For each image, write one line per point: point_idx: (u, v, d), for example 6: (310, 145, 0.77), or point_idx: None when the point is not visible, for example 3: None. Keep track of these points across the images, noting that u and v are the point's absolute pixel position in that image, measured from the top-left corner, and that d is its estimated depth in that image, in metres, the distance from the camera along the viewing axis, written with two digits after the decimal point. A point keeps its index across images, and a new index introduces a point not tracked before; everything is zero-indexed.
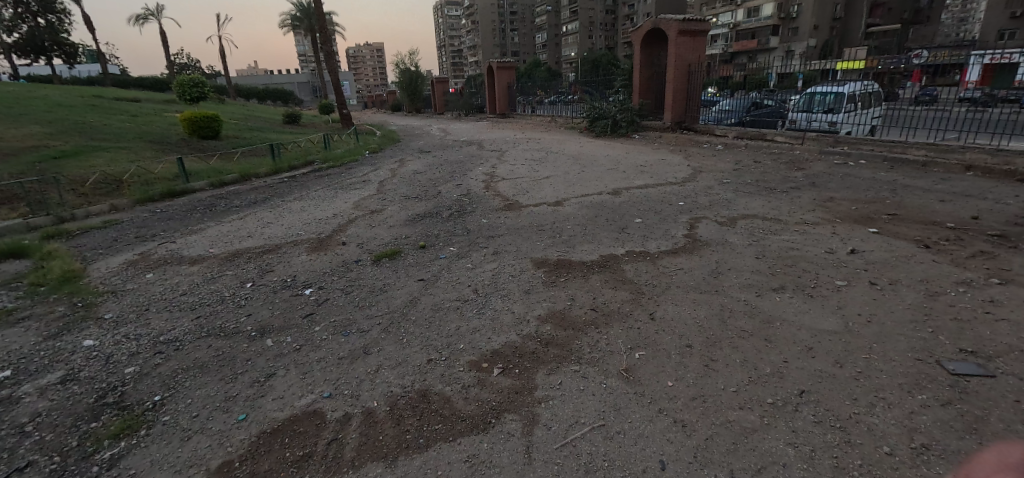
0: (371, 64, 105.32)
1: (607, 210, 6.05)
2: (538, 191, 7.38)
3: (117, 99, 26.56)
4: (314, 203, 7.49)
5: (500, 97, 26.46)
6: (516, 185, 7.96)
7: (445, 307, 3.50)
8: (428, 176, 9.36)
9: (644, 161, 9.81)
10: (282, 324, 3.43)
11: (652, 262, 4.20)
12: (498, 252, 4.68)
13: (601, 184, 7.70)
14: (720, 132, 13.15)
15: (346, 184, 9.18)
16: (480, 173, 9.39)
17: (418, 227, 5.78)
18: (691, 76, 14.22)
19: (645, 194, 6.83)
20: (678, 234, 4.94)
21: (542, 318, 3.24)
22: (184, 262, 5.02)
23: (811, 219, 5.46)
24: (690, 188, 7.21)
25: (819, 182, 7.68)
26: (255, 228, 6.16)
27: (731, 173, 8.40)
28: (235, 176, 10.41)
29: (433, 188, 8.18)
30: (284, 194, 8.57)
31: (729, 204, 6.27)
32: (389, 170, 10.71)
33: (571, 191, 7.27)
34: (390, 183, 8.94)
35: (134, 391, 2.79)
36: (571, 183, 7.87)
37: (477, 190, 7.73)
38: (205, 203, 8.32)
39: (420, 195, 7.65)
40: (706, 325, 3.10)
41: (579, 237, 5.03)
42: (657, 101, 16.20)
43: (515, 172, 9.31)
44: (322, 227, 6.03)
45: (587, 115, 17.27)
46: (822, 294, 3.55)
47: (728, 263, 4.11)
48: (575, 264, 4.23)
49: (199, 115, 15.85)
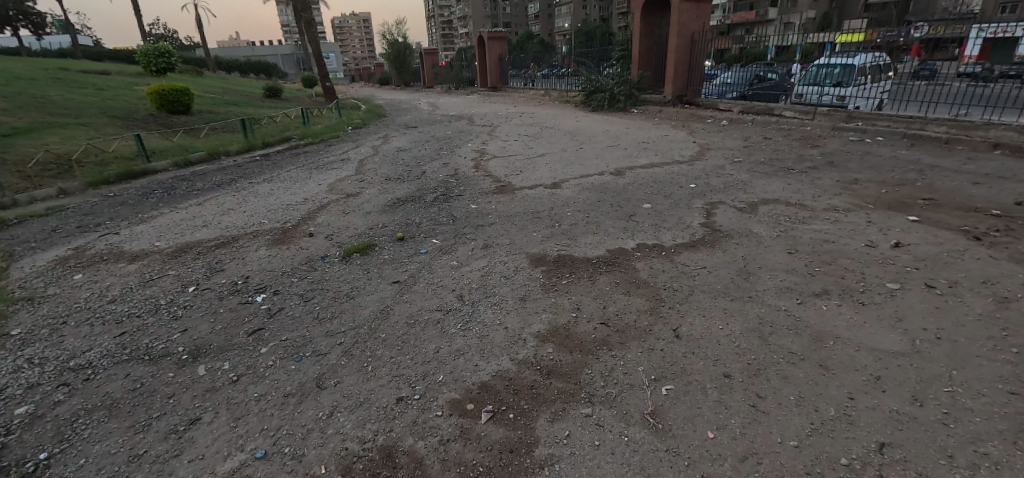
0: (358, 35, 101.36)
1: (611, 193, 5.39)
2: (533, 171, 6.67)
3: (87, 72, 25.04)
4: (284, 185, 6.73)
5: (491, 70, 25.25)
6: (508, 164, 7.22)
7: (423, 321, 2.87)
8: (412, 155, 8.57)
9: (647, 137, 9.10)
10: (221, 346, 2.80)
11: (669, 259, 3.59)
12: (487, 245, 4.03)
13: (602, 162, 7.01)
14: (725, 107, 12.40)
15: (322, 163, 8.38)
16: (470, 150, 8.61)
17: (397, 214, 5.08)
18: (695, 46, 13.32)
19: (652, 175, 6.16)
20: (694, 223, 4.32)
21: (541, 337, 2.62)
22: (123, 259, 4.31)
23: (840, 204, 4.84)
24: (700, 168, 6.55)
25: (838, 160, 7.05)
26: (213, 216, 5.44)
27: (742, 151, 7.72)
28: (203, 154, 9.52)
29: (418, 168, 7.42)
30: (253, 175, 7.78)
31: (745, 186, 5.63)
32: (370, 147, 9.89)
33: (569, 172, 6.55)
34: (371, 162, 8.15)
35: (17, 444, 2.15)
36: (570, 162, 7.16)
37: (465, 170, 6.99)
38: (164, 186, 7.51)
39: (402, 175, 6.90)
40: (743, 346, 2.51)
41: (581, 226, 4.38)
42: (657, 73, 15.30)
43: (507, 149, 8.57)
44: (288, 214, 5.32)
45: (583, 87, 16.35)
46: (875, 302, 2.96)
47: (758, 260, 3.51)
48: (580, 262, 3.58)
49: (168, 88, 14.76)
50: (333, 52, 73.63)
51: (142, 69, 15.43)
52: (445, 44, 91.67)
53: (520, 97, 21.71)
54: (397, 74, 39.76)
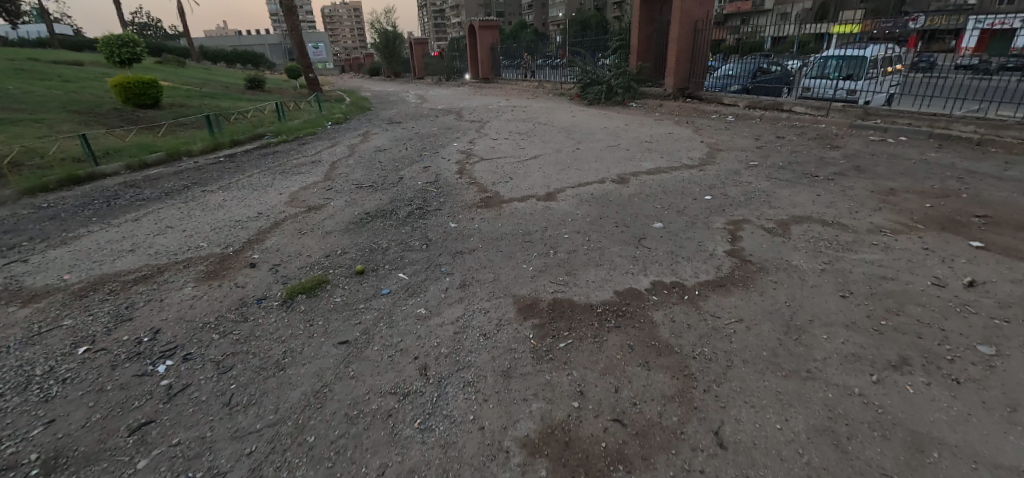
0: (348, 24, 98.92)
1: (615, 208, 4.61)
2: (525, 177, 5.87)
3: (57, 63, 23.72)
4: (240, 195, 5.88)
5: (483, 61, 24.22)
6: (496, 168, 6.41)
7: (370, 413, 2.09)
8: (391, 156, 7.72)
9: (649, 136, 8.32)
10: (90, 453, 2.02)
11: (694, 306, 2.83)
12: (464, 282, 3.24)
13: (602, 166, 6.23)
14: (730, 101, 11.61)
15: (290, 165, 7.52)
16: (455, 151, 7.77)
17: (362, 234, 4.27)
18: (698, 35, 12.51)
19: (660, 183, 5.39)
20: (717, 252, 3.56)
21: (531, 448, 1.86)
22: (17, 299, 3.48)
23: (884, 225, 4.10)
24: (714, 174, 5.79)
25: (864, 164, 6.33)
26: (147, 236, 4.60)
27: (756, 153, 6.97)
28: (162, 155, 8.61)
29: (394, 172, 6.59)
30: (210, 180, 6.91)
31: (769, 197, 4.87)
32: (347, 146, 9.02)
33: (565, 178, 5.76)
34: (343, 165, 7.30)
35: None
36: (566, 165, 6.37)
37: (448, 174, 6.18)
38: (108, 194, 6.63)
39: (376, 182, 6.07)
40: (817, 462, 1.77)
41: (581, 254, 3.61)
42: (657, 65, 14.43)
43: (496, 149, 7.75)
44: (234, 234, 4.49)
45: (578, 79, 15.47)
46: (972, 379, 2.23)
47: (807, 310, 2.78)
48: (581, 311, 2.79)
49: (134, 81, 13.70)
50: (322, 42, 71.80)
51: (105, 59, 14.26)
52: (437, 33, 89.58)
53: (512, 89, 20.79)
54: (386, 64, 38.49)
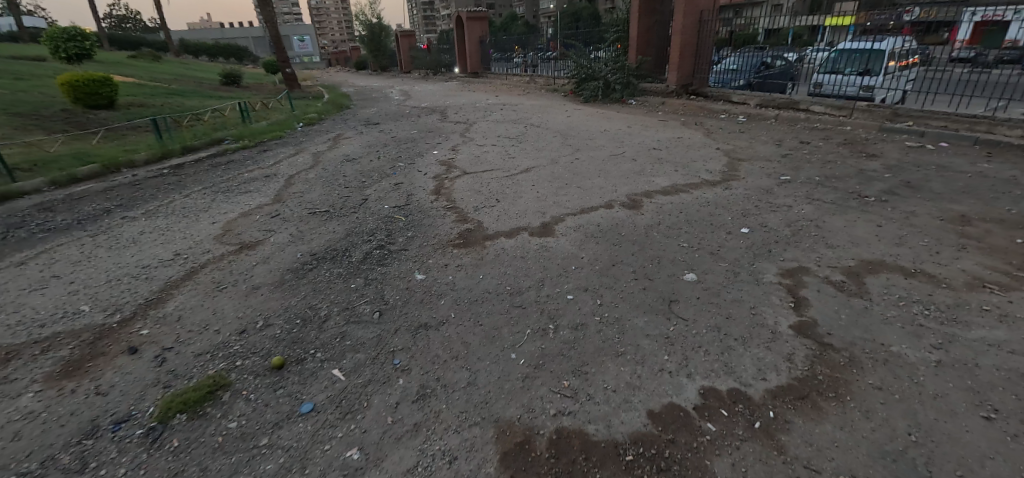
0: (336, 16, 96.43)
1: (630, 247, 3.59)
2: (514, 199, 4.82)
3: (14, 58, 22.08)
4: (164, 224, 4.77)
5: (471, 54, 23.05)
6: (480, 185, 5.35)
7: None
8: (359, 168, 6.60)
9: (657, 141, 7.29)
10: None
11: (777, 448, 1.82)
12: (424, 390, 2.20)
13: (606, 183, 5.20)
14: (739, 99, 10.62)
15: (240, 179, 6.39)
16: (433, 160, 6.67)
17: (298, 292, 3.21)
18: (703, 26, 11.52)
19: (680, 208, 4.37)
20: (781, 329, 2.55)
21: None
22: None
23: (984, 276, 3.12)
24: (743, 194, 4.79)
25: (913, 179, 5.37)
26: (20, 294, 3.50)
27: (784, 164, 5.99)
28: (96, 167, 7.39)
29: (359, 190, 5.49)
30: (139, 201, 5.78)
31: (821, 229, 3.88)
32: (311, 154, 7.87)
33: (565, 200, 4.71)
34: (302, 178, 6.20)
35: None
36: (564, 181, 5.33)
37: (422, 194, 5.10)
38: (13, 219, 5.49)
39: (334, 205, 5.00)
40: None
41: (593, 331, 2.57)
42: (657, 59, 13.41)
43: (481, 157, 6.70)
44: (134, 290, 3.41)
45: (572, 74, 14.39)
46: None
47: (949, 455, 1.79)
48: (601, 463, 1.77)
49: (84, 78, 12.38)
50: (309, 35, 69.75)
51: (50, 54, 12.84)
52: (426, 26, 87.49)
53: (502, 84, 19.60)
54: (372, 58, 36.99)
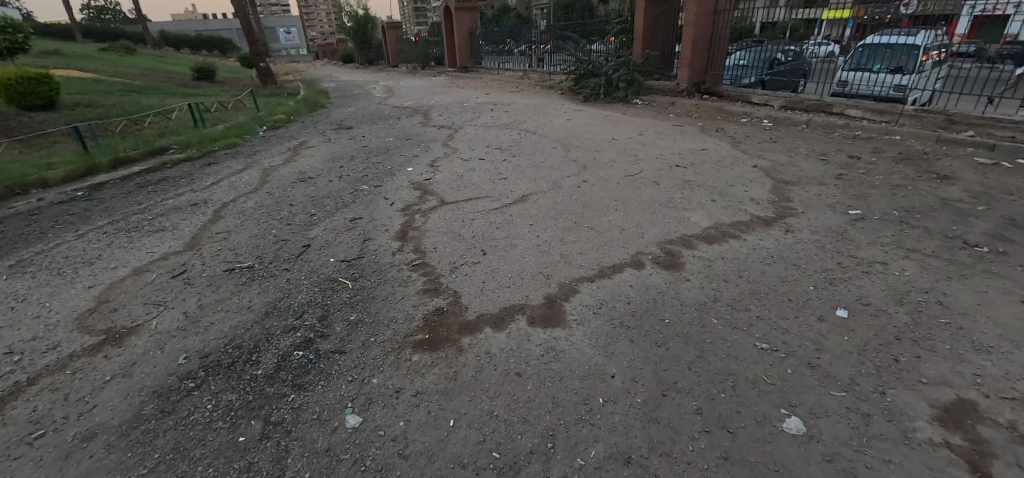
0: (324, 7, 94.21)
1: (684, 353, 2.35)
2: (505, 248, 3.52)
3: None
4: (20, 291, 3.44)
5: (459, 47, 21.61)
6: (460, 222, 4.07)
7: None
8: (313, 191, 5.28)
9: (679, 156, 6.03)
10: None
11: None
12: None
13: (627, 221, 3.94)
14: (760, 99, 9.39)
15: (160, 208, 5.06)
16: (405, 182, 5.35)
17: (150, 455, 1.94)
18: (718, 17, 10.25)
19: (738, 270, 3.12)
20: None
21: None
22: None
23: None
24: (814, 242, 3.55)
25: (1017, 213, 4.18)
26: None
27: (843, 190, 4.78)
28: None
29: (302, 229, 4.18)
30: (18, 243, 4.45)
31: (951, 315, 2.66)
32: (261, 168, 6.52)
33: (574, 250, 3.43)
34: (235, 208, 4.87)
35: None
36: (570, 217, 4.06)
37: (381, 239, 3.79)
38: None
39: (262, 256, 3.69)
40: None
41: None
42: (664, 52, 12.09)
43: (464, 177, 5.42)
44: None
45: (570, 70, 13.06)
46: None
47: None
48: None
49: (17, 76, 10.89)
50: (295, 27, 67.58)
51: None
52: (417, 17, 85.30)
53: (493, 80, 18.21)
54: (359, 51, 35.28)
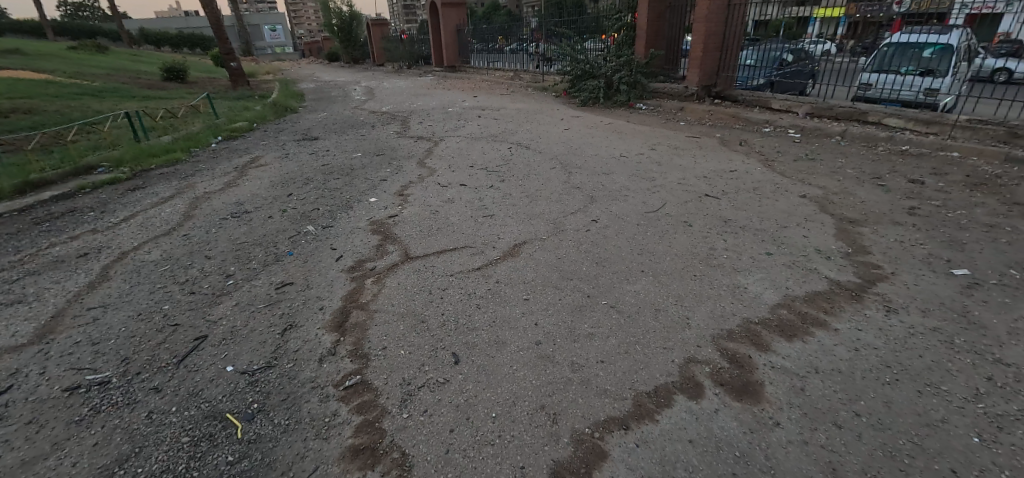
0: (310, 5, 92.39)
1: None
2: (486, 347, 2.37)
3: None
4: None
5: (446, 45, 20.40)
6: (426, 292, 2.91)
7: None
8: (244, 233, 4.09)
9: (706, 181, 4.93)
10: None
11: None
12: None
13: (662, 294, 2.82)
14: (782, 105, 8.33)
15: (39, 261, 3.86)
16: (362, 221, 4.18)
17: None
18: (732, 12, 9.12)
19: (854, 402, 1.99)
20: None
21: None
22: None
23: None
24: (934, 336, 2.44)
25: None
26: None
27: (926, 233, 3.69)
28: None
29: (207, 304, 2.99)
30: None
31: None
32: (193, 196, 5.31)
33: (591, 356, 2.29)
34: (133, 262, 3.67)
35: None
36: (583, 285, 2.93)
37: (309, 329, 2.62)
38: None
39: (134, 360, 2.50)
40: None
41: None
42: (670, 52, 10.99)
43: (438, 213, 4.26)
44: None
45: (566, 71, 11.92)
46: None
47: None
48: None
49: None
50: (280, 24, 65.72)
51: None
52: (405, 16, 83.62)
53: (483, 81, 17.04)
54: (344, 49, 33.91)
